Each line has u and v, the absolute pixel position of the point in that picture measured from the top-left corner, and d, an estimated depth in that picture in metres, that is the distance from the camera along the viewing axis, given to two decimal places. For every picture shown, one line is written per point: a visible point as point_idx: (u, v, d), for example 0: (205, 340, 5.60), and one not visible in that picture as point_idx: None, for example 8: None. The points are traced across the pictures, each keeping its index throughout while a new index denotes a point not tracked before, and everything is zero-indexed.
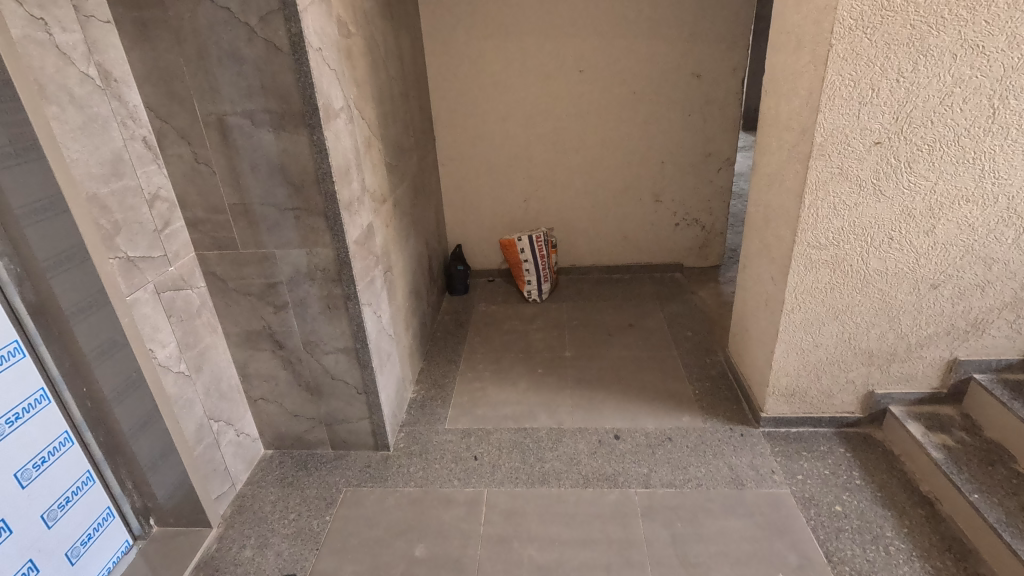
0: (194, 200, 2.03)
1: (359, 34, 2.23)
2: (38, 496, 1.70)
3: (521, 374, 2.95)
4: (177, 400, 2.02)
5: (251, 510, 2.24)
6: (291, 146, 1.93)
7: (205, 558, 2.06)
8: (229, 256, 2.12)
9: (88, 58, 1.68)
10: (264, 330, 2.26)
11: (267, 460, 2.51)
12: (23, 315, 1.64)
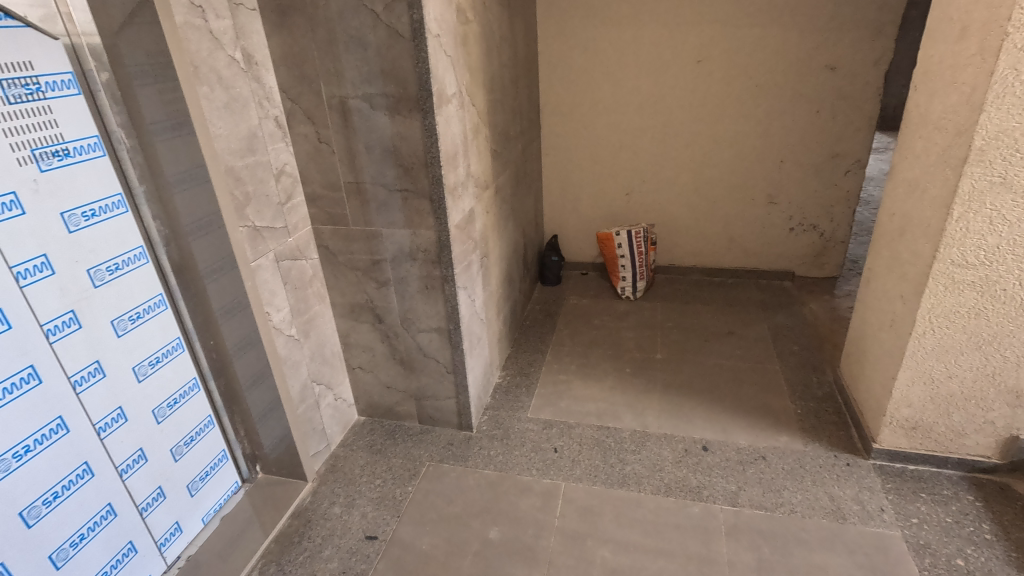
0: (315, 177, 2.18)
1: (476, 21, 2.26)
2: (169, 432, 1.94)
3: (608, 371, 2.89)
4: (287, 360, 2.19)
5: (343, 470, 2.39)
6: (404, 130, 2.00)
7: (299, 508, 2.23)
8: (341, 232, 2.26)
9: (235, 42, 1.84)
10: (367, 303, 2.39)
11: (360, 425, 2.66)
12: (167, 272, 1.89)
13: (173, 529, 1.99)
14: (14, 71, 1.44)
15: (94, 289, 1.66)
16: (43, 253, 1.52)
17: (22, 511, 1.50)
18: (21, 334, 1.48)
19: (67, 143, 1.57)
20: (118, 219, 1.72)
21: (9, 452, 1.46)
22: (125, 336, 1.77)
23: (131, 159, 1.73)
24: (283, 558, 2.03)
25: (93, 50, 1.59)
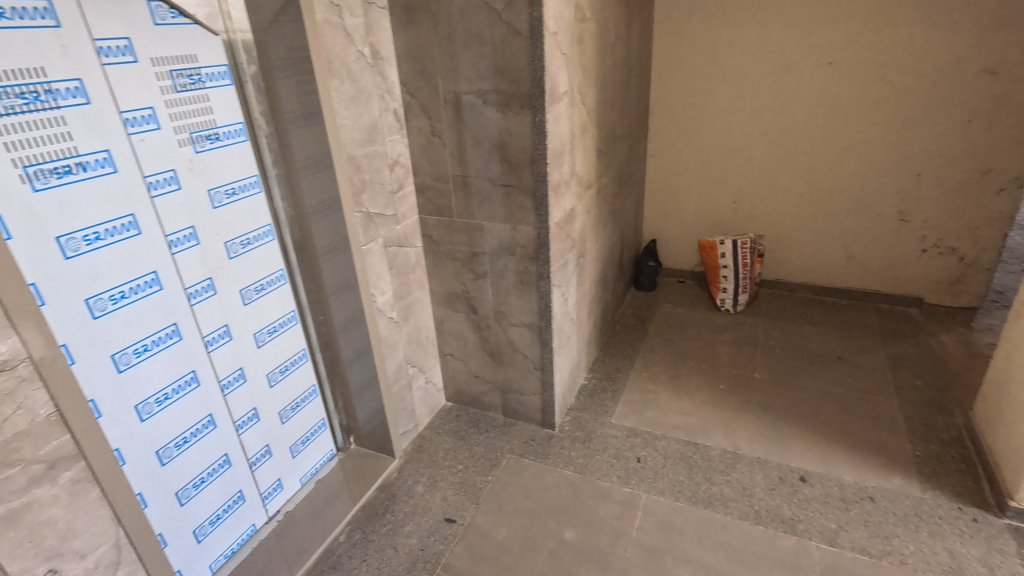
0: (425, 168, 2.27)
1: (593, 19, 2.24)
2: (279, 396, 2.12)
3: (700, 386, 2.77)
4: (386, 341, 2.30)
5: (428, 452, 2.49)
6: (514, 126, 2.03)
7: (386, 482, 2.35)
8: (445, 222, 2.34)
9: (365, 38, 1.96)
10: (463, 294, 2.46)
11: (446, 411, 2.75)
12: (289, 249, 2.05)
13: (275, 485, 2.16)
14: (182, 63, 1.64)
15: (229, 261, 1.85)
16: (191, 225, 1.71)
17: (158, 450, 1.69)
18: (169, 295, 1.68)
19: (218, 128, 1.76)
20: (253, 198, 1.90)
21: (152, 397, 1.66)
22: (250, 305, 1.95)
23: (267, 145, 1.91)
24: (368, 527, 2.15)
25: (245, 45, 1.79)
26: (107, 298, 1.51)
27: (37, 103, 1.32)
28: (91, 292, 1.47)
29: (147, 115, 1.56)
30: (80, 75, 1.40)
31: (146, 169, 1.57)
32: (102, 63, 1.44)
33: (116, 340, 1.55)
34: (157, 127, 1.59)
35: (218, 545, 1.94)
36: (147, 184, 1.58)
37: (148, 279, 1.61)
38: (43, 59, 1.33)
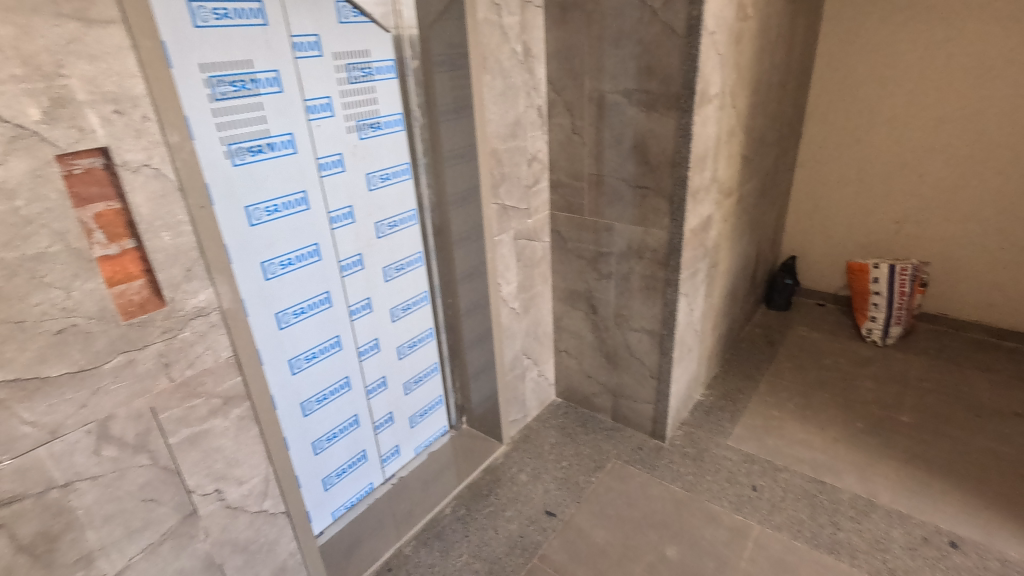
0: (562, 165, 2.30)
1: (755, 17, 2.11)
2: (405, 368, 2.28)
3: (833, 420, 2.53)
4: (507, 330, 2.37)
5: (534, 444, 2.53)
6: (658, 127, 1.98)
7: (491, 465, 2.42)
8: (576, 220, 2.35)
9: (519, 36, 2.02)
10: (585, 293, 2.46)
11: (555, 406, 2.77)
12: (429, 234, 2.22)
13: (394, 451, 2.34)
14: (357, 57, 1.81)
15: (377, 240, 2.03)
16: (349, 205, 1.89)
17: (302, 402, 1.89)
18: (326, 265, 1.86)
19: (380, 118, 1.93)
20: (402, 184, 2.07)
21: (303, 354, 1.86)
22: (390, 282, 2.12)
23: (420, 135, 2.06)
24: (472, 505, 2.23)
25: (411, 41, 1.93)
26: (278, 264, 1.72)
27: (243, 90, 1.53)
28: (266, 256, 1.68)
29: (324, 104, 1.74)
30: (277, 67, 1.60)
31: (319, 152, 1.76)
32: (294, 57, 1.64)
33: (281, 301, 1.76)
34: (331, 114, 1.77)
35: (341, 496, 2.14)
36: (318, 165, 1.77)
37: (310, 250, 1.81)
38: (251, 52, 1.53)
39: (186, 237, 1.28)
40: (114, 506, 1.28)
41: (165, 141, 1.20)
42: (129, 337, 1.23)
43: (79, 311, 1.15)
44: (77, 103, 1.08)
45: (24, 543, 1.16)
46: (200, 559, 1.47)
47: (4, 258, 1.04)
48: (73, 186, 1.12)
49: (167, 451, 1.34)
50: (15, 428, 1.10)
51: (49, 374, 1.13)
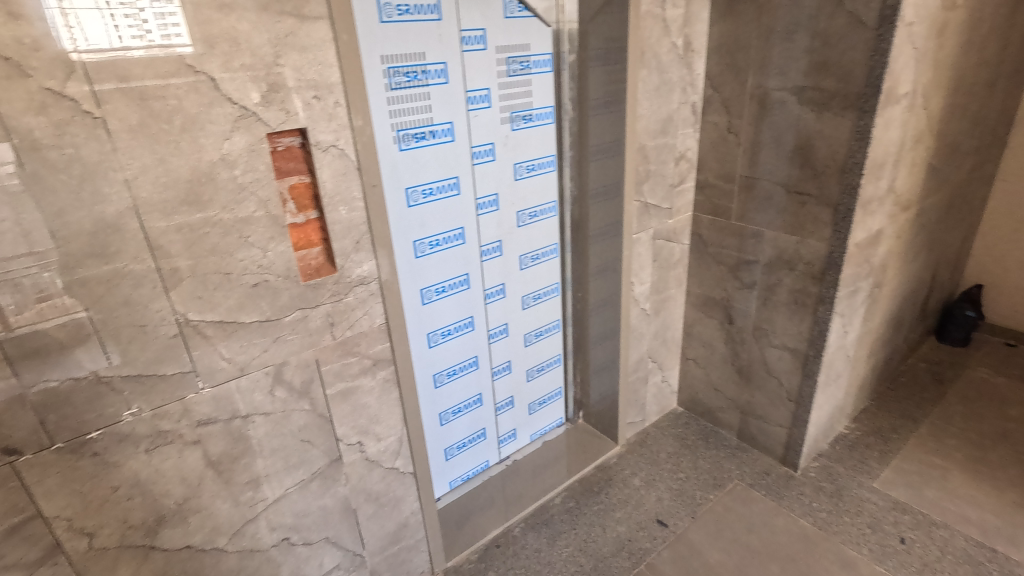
0: (711, 165, 2.19)
1: (964, 6, 1.83)
2: (530, 356, 2.34)
3: (1014, 481, 2.15)
4: (635, 331, 2.32)
5: (650, 449, 2.47)
6: (829, 129, 1.81)
7: (604, 464, 2.41)
8: (720, 224, 2.24)
9: (681, 30, 1.96)
10: (722, 301, 2.34)
11: (675, 415, 2.68)
12: (566, 226, 2.25)
13: (511, 434, 2.41)
14: (517, 51, 1.88)
15: (517, 228, 2.09)
16: (495, 193, 1.97)
17: (434, 374, 2.02)
18: (468, 248, 1.96)
19: (532, 110, 1.98)
20: (547, 176, 2.12)
21: (440, 330, 1.99)
22: (525, 270, 2.18)
23: (569, 129, 2.09)
24: (582, 499, 2.23)
25: (570, 35, 1.96)
26: (427, 243, 1.84)
27: (415, 80, 1.66)
28: (418, 235, 1.81)
29: (483, 95, 1.83)
30: (446, 60, 1.71)
31: (474, 140, 1.85)
32: (462, 50, 1.74)
33: (426, 278, 1.88)
34: (488, 105, 1.86)
35: (459, 468, 2.26)
36: (472, 153, 1.86)
37: (456, 233, 1.91)
38: (425, 45, 1.65)
39: (358, 211, 1.42)
40: (279, 441, 1.47)
41: (350, 125, 1.35)
42: (305, 296, 1.40)
43: (270, 269, 1.33)
44: (287, 89, 1.24)
45: (213, 459, 1.37)
46: (339, 501, 1.64)
47: (223, 218, 1.23)
48: (276, 161, 1.30)
49: (324, 400, 1.51)
50: (216, 362, 1.31)
51: (244, 320, 1.32)
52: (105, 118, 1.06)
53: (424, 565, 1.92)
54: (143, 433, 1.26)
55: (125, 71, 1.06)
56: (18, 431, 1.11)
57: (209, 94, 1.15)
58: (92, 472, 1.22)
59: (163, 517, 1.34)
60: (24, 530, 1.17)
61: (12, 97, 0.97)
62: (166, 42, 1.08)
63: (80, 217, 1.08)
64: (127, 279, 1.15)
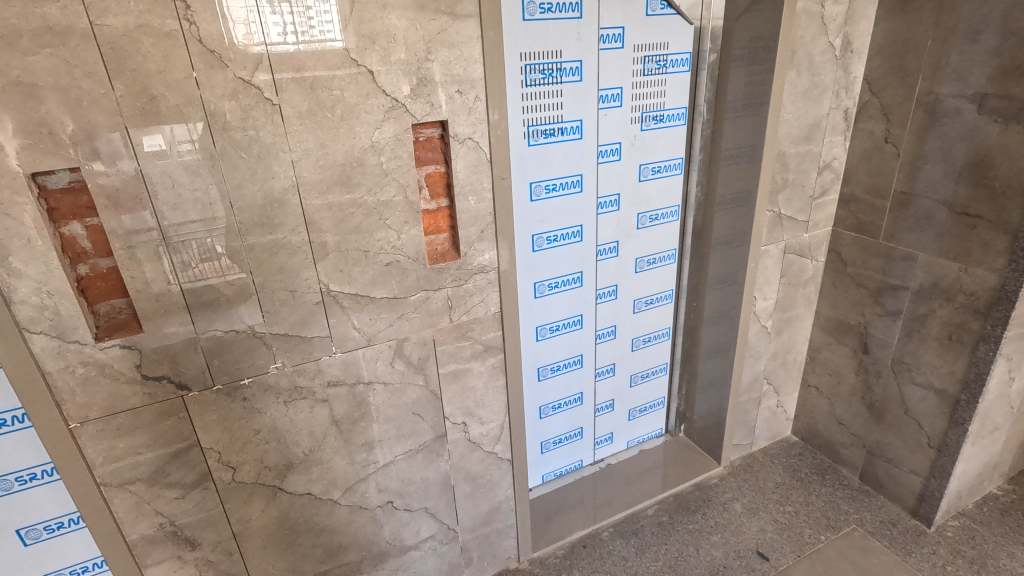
0: (860, 178, 2.00)
1: None
2: (636, 361, 2.29)
3: None
4: (752, 348, 2.19)
5: (756, 476, 2.32)
6: (1015, 143, 1.57)
7: (703, 483, 2.30)
8: (864, 243, 2.03)
9: (840, 28, 1.80)
10: (857, 327, 2.13)
11: (788, 444, 2.49)
12: (687, 232, 2.16)
13: (607, 437, 2.38)
14: (655, 50, 1.83)
15: (636, 231, 2.06)
16: (617, 193, 1.95)
17: (539, 367, 2.05)
18: (585, 246, 1.97)
19: (664, 111, 1.93)
20: (672, 178, 2.05)
21: (549, 324, 2.01)
22: (640, 274, 2.14)
23: (701, 131, 2.00)
24: (676, 516, 2.16)
25: (713, 33, 1.87)
26: (545, 238, 1.87)
27: (549, 77, 1.68)
28: (537, 230, 1.84)
29: (615, 94, 1.82)
30: (582, 58, 1.71)
31: (601, 139, 1.84)
32: (599, 48, 1.73)
33: (541, 272, 1.91)
34: (620, 104, 1.84)
35: (554, 463, 2.28)
36: (598, 152, 1.86)
37: (574, 231, 1.92)
38: (564, 42, 1.67)
39: (485, 202, 1.48)
40: (394, 411, 1.58)
41: (487, 119, 1.40)
42: (430, 279, 1.49)
43: (403, 250, 1.43)
44: (434, 83, 1.32)
45: (337, 419, 1.51)
46: (440, 476, 1.72)
47: (367, 200, 1.35)
48: (417, 150, 1.40)
49: (436, 378, 1.60)
50: (348, 330, 1.44)
51: (375, 295, 1.44)
52: (281, 105, 1.19)
53: (511, 551, 1.97)
54: (283, 386, 1.41)
55: (301, 63, 1.19)
56: (189, 370, 1.30)
57: (367, 85, 1.26)
58: (241, 414, 1.39)
59: (291, 463, 1.50)
60: (185, 455, 1.36)
61: (213, 85, 1.13)
62: (320, 37, 1.18)
63: (253, 191, 1.23)
64: (284, 249, 1.30)
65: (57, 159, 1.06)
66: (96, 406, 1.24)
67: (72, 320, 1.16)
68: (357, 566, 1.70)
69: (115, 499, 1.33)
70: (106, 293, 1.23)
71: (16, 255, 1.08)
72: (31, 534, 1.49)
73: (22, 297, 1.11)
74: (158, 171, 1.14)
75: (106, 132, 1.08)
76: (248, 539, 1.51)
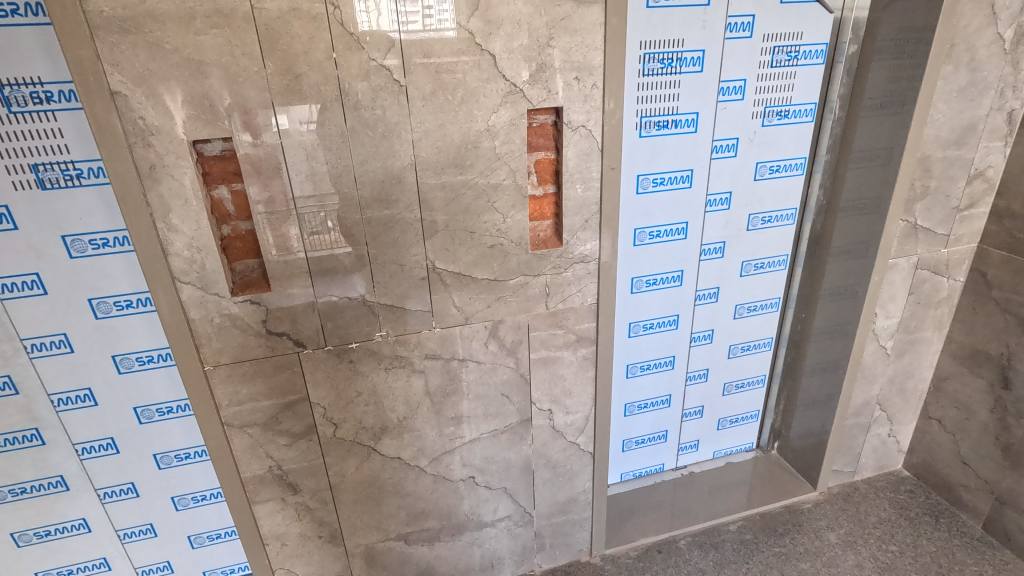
0: (1020, 190, 1.76)
1: None
2: (731, 369, 2.19)
3: None
4: (865, 369, 2.02)
5: (856, 507, 2.14)
6: None
7: (794, 506, 2.16)
8: (1018, 264, 1.79)
9: (1014, 18, 1.59)
10: (998, 359, 1.88)
11: (898, 478, 2.27)
12: (802, 238, 2.02)
13: (693, 444, 2.30)
14: (787, 40, 1.71)
15: (746, 232, 1.95)
16: (728, 191, 1.86)
17: (628, 364, 2.02)
18: (689, 245, 1.90)
19: (790, 106, 1.80)
20: (791, 179, 1.92)
21: (644, 321, 1.97)
22: (745, 278, 2.03)
23: (830, 130, 1.85)
24: (761, 536, 2.04)
25: (856, 23, 1.71)
26: (648, 233, 1.83)
27: (668, 67, 1.63)
28: (640, 224, 1.80)
29: (738, 87, 1.72)
30: (705, 47, 1.64)
31: (717, 134, 1.76)
32: (725, 38, 1.65)
33: (640, 267, 1.88)
34: (741, 97, 1.74)
35: (634, 462, 2.24)
36: (712, 147, 1.78)
37: (679, 228, 1.86)
38: (687, 31, 1.61)
39: (592, 191, 1.47)
40: (484, 390, 1.62)
41: (602, 108, 1.39)
42: (530, 264, 1.50)
43: (507, 234, 1.45)
44: (553, 69, 1.32)
45: (431, 391, 1.58)
46: (522, 459, 1.75)
47: (478, 182, 1.38)
48: (530, 136, 1.42)
49: (527, 363, 1.62)
50: (448, 307, 1.49)
51: (477, 276, 1.48)
52: (408, 87, 1.25)
53: (584, 543, 1.96)
54: (386, 354, 1.50)
55: (428, 48, 1.23)
56: (306, 329, 1.41)
57: (488, 70, 1.29)
58: (347, 375, 1.49)
59: (386, 427, 1.59)
60: (296, 407, 1.49)
61: (349, 66, 1.21)
62: (437, 26, 1.23)
63: (376, 167, 1.30)
64: (398, 224, 1.37)
65: (214, 129, 1.19)
66: (227, 353, 1.38)
67: (215, 274, 1.30)
68: (436, 533, 1.78)
69: (235, 438, 1.48)
70: (243, 253, 1.36)
71: (176, 213, 1.23)
72: (164, 460, 1.70)
73: (176, 250, 1.26)
74: (295, 144, 1.24)
75: (257, 106, 1.19)
76: (342, 492, 1.63)
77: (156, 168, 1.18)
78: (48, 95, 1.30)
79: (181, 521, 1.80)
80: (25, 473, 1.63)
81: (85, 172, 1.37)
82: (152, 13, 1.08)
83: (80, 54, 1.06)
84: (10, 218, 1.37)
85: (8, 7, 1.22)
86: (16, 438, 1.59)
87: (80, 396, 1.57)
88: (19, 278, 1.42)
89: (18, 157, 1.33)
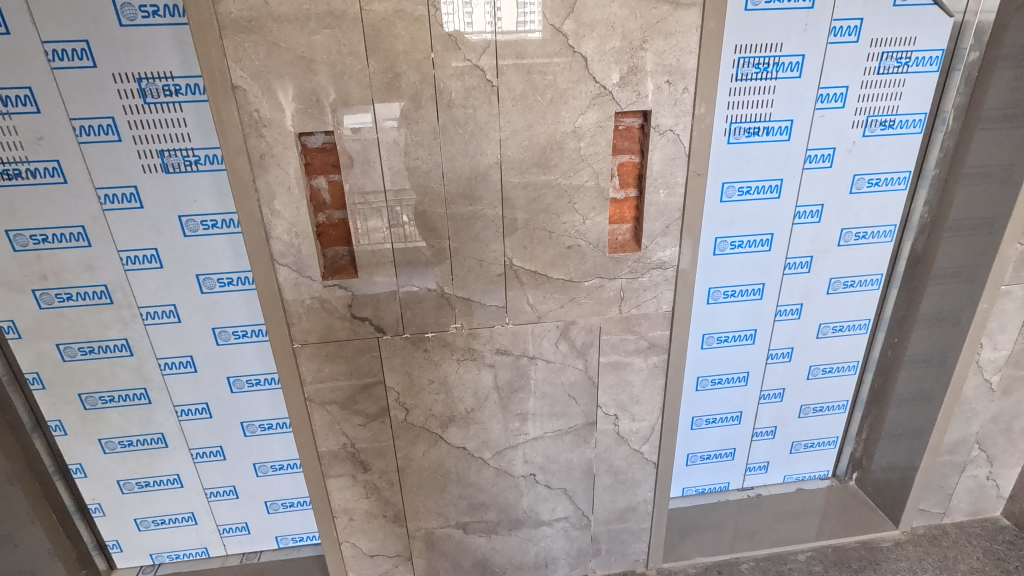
0: None
1: None
2: (810, 390, 2.07)
3: None
4: (964, 402, 1.87)
5: (943, 552, 1.97)
6: None
7: (872, 542, 2.02)
8: None
9: None
10: None
11: (996, 526, 2.06)
12: (900, 257, 1.87)
13: (762, 465, 2.20)
14: (898, 46, 1.61)
15: (836, 247, 1.84)
16: (821, 203, 1.77)
17: (699, 376, 1.98)
18: (772, 258, 1.82)
19: (896, 116, 1.69)
20: (893, 194, 1.79)
21: (718, 333, 1.92)
22: (832, 296, 1.92)
23: (941, 142, 1.71)
24: (833, 570, 1.93)
25: (980, 28, 1.58)
26: (729, 243, 1.78)
27: (764, 72, 1.58)
28: (722, 233, 1.76)
29: (838, 94, 1.64)
30: (805, 52, 1.57)
31: (812, 143, 1.68)
32: (828, 42, 1.57)
33: (718, 277, 1.83)
34: (842, 105, 1.65)
35: (698, 477, 2.18)
36: (806, 156, 1.70)
37: (762, 239, 1.79)
38: (787, 35, 1.55)
39: (676, 197, 1.45)
40: (551, 389, 1.63)
41: (693, 112, 1.36)
42: (607, 267, 1.50)
43: (585, 236, 1.46)
44: (644, 72, 1.32)
45: (499, 385, 1.61)
46: (584, 462, 1.74)
47: (561, 183, 1.40)
48: (615, 138, 1.41)
49: (597, 366, 1.62)
50: (522, 304, 1.52)
51: (552, 275, 1.49)
52: (500, 87, 1.29)
53: (640, 554, 1.93)
54: (459, 346, 1.54)
55: (522, 49, 1.26)
56: (388, 316, 1.48)
57: (580, 72, 1.30)
58: (421, 363, 1.55)
59: (454, 417, 1.63)
60: (373, 389, 1.56)
61: (446, 66, 1.25)
62: (523, 28, 1.25)
63: (462, 165, 1.34)
64: (480, 221, 1.40)
65: (318, 122, 1.27)
66: (314, 333, 1.48)
67: (309, 259, 1.39)
68: (493, 526, 1.81)
69: (315, 414, 1.57)
70: (335, 241, 1.44)
71: (279, 199, 1.32)
72: (250, 428, 1.84)
73: (278, 234, 1.35)
74: (390, 140, 1.30)
75: (358, 103, 1.26)
76: (408, 476, 1.69)
77: (266, 158, 1.28)
78: (177, 88, 1.44)
79: (261, 485, 1.94)
80: (133, 427, 1.79)
81: (203, 159, 1.51)
82: (273, 14, 1.17)
83: (210, 51, 1.17)
84: (137, 198, 1.52)
85: (151, 8, 1.37)
86: (127, 396, 1.75)
87: (183, 361, 1.73)
88: (140, 252, 1.58)
89: (147, 143, 1.48)
